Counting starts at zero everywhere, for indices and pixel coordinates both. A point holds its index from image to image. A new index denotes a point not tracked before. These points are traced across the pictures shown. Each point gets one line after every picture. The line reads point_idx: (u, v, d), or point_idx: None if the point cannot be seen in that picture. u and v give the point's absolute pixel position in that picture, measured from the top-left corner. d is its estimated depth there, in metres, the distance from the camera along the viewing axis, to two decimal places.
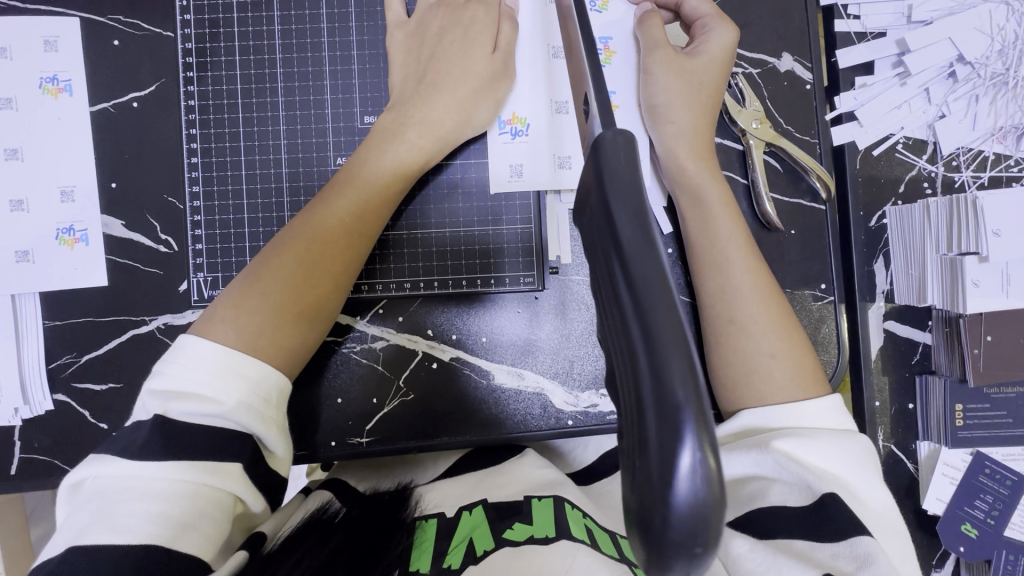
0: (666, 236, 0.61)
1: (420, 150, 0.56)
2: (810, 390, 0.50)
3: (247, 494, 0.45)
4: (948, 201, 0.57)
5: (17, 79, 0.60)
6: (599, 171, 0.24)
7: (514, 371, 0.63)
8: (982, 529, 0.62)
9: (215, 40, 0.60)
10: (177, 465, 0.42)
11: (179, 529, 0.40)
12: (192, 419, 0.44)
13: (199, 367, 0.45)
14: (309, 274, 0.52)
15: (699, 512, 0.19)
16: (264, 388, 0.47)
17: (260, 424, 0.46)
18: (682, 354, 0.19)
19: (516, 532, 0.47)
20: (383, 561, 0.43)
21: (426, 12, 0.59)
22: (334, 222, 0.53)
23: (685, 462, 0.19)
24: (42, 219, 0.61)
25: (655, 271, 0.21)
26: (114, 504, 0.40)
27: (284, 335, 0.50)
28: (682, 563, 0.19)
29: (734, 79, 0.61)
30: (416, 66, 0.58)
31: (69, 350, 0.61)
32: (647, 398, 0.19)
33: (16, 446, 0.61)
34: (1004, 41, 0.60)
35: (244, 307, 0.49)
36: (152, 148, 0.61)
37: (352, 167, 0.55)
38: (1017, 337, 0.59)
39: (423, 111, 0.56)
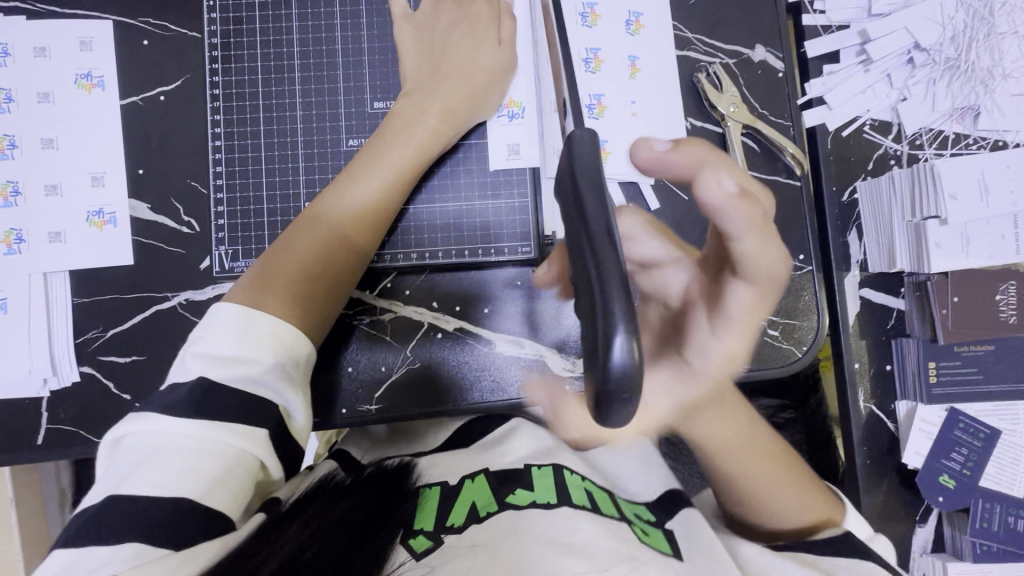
0: (653, 212, 0.67)
1: (434, 130, 0.61)
2: (811, 507, 0.55)
3: (271, 462, 0.49)
4: (909, 171, 0.63)
5: (54, 75, 0.65)
6: (572, 164, 0.32)
7: (515, 340, 0.67)
8: (959, 480, 0.66)
9: (238, 36, 0.65)
10: (208, 427, 0.45)
11: (207, 485, 0.44)
12: (232, 382, 0.48)
13: (235, 330, 0.49)
14: (332, 247, 0.57)
15: (628, 377, 0.28)
16: (294, 351, 0.51)
17: (288, 389, 0.50)
18: (618, 281, 0.28)
19: (519, 496, 0.52)
20: (387, 528, 0.47)
21: (433, 9, 0.65)
22: (358, 202, 0.59)
23: (619, 345, 0.27)
24: (74, 203, 0.65)
25: (607, 232, 0.30)
26: (150, 458, 0.44)
27: (313, 300, 0.56)
28: (621, 404, 0.29)
29: (711, 68, 0.67)
30: (429, 55, 0.64)
31: (95, 326, 0.65)
32: (597, 301, 0.28)
33: (42, 416, 0.64)
34: (955, 30, 0.65)
35: (276, 271, 0.55)
36: (178, 136, 0.66)
37: (373, 148, 0.61)
38: (980, 298, 0.64)
39: (435, 95, 0.62)
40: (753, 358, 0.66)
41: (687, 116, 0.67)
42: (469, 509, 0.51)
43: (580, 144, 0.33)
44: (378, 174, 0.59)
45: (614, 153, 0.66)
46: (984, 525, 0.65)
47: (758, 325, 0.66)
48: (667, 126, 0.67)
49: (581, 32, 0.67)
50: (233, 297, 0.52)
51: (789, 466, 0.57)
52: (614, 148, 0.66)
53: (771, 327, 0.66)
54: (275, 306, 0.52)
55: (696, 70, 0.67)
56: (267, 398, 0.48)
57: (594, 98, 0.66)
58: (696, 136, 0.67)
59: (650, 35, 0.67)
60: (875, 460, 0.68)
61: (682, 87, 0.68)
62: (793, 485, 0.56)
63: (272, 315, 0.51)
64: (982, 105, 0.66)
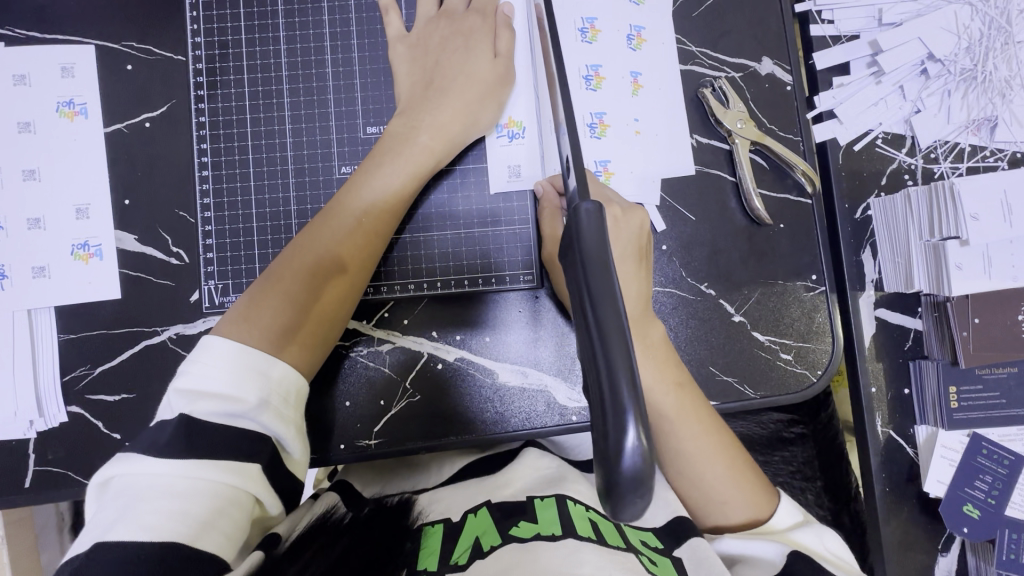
0: (659, 233, 0.64)
1: (424, 148, 0.59)
2: (755, 501, 0.55)
3: (267, 497, 0.47)
4: (927, 190, 0.61)
5: (35, 104, 0.63)
6: (579, 229, 0.30)
7: (518, 369, 0.64)
8: (984, 509, 0.63)
9: (225, 60, 0.63)
10: (198, 464, 0.43)
11: (199, 527, 0.41)
12: (215, 419, 0.45)
13: (224, 368, 0.47)
14: (321, 274, 0.55)
15: (640, 473, 0.25)
16: (284, 389, 0.49)
17: (279, 426, 0.48)
18: (626, 371, 0.26)
19: (523, 529, 0.48)
20: (395, 562, 0.46)
21: (425, 26, 0.63)
22: (348, 226, 0.56)
23: (630, 440, 0.25)
24: (59, 236, 0.63)
25: (613, 308, 0.28)
26: (137, 500, 0.41)
27: (302, 331, 0.53)
28: (631, 506, 0.26)
29: (718, 83, 0.64)
30: (422, 74, 0.62)
31: (83, 363, 0.63)
32: (607, 388, 0.26)
33: (29, 459, 0.62)
34: (970, 39, 0.63)
35: (263, 301, 0.53)
36: (164, 164, 0.64)
37: (364, 170, 0.58)
38: (1002, 319, 0.62)
39: (430, 116, 0.59)
40: (765, 384, 0.63)
41: (693, 134, 0.65)
42: (472, 544, 0.48)
43: (585, 219, 0.30)
44: (368, 194, 0.57)
45: (617, 173, 0.64)
46: (1011, 557, 0.62)
47: (769, 349, 0.64)
48: (672, 144, 0.64)
49: (580, 48, 0.64)
50: (219, 330, 0.50)
51: (738, 458, 0.57)
52: (617, 168, 0.64)
53: (784, 350, 0.64)
54: (263, 337, 0.50)
55: (700, 85, 0.65)
56: (259, 440, 0.46)
57: (595, 116, 0.64)
58: (703, 154, 0.65)
59: (653, 50, 0.65)
60: (894, 487, 0.65)
61: (686, 101, 0.65)
62: (737, 477, 0.56)
63: (260, 347, 0.49)
64: (1000, 117, 0.64)
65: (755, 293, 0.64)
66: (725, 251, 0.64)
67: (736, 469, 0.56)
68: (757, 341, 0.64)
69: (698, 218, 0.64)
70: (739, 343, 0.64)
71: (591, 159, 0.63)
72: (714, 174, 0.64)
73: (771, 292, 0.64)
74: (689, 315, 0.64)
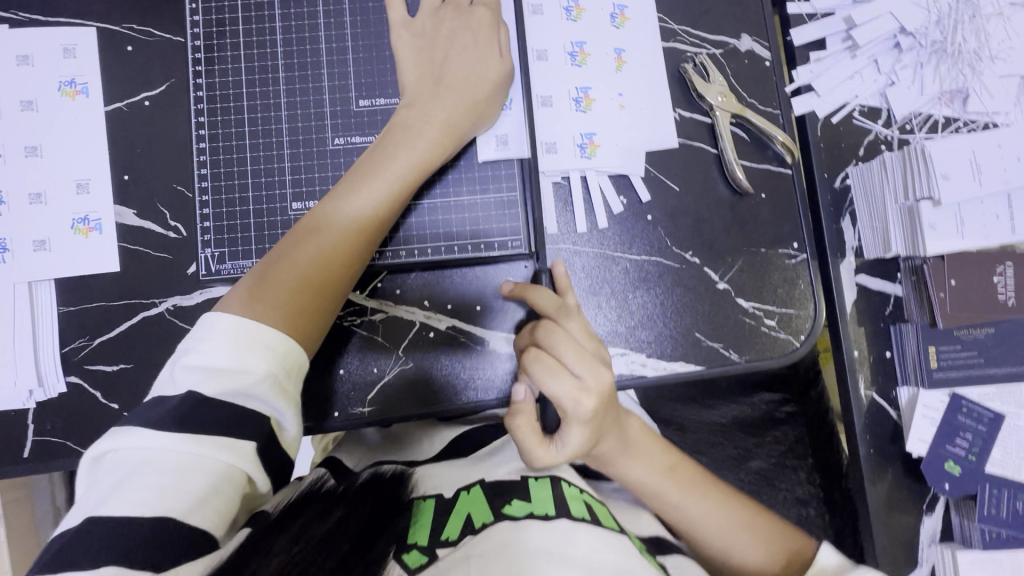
0: (644, 204, 0.66)
1: (432, 142, 0.60)
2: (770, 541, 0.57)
3: (259, 476, 0.47)
4: (900, 154, 0.63)
5: (37, 83, 0.65)
6: None
7: (508, 335, 0.65)
8: (964, 465, 0.65)
9: (222, 38, 0.65)
10: (190, 439, 0.44)
11: (193, 503, 0.42)
12: (221, 394, 0.46)
13: (226, 341, 0.47)
14: (330, 259, 0.56)
15: None
16: (287, 361, 0.49)
17: (279, 399, 0.48)
18: None
19: (516, 507, 0.49)
20: (379, 541, 0.46)
21: (431, 17, 0.63)
22: (359, 212, 0.57)
23: None
24: (59, 210, 0.64)
25: None
26: (130, 475, 0.42)
27: (309, 313, 0.54)
28: None
29: (698, 58, 0.67)
30: (428, 64, 0.62)
31: (82, 334, 0.64)
32: None
33: (29, 429, 0.63)
34: (938, 13, 0.66)
35: (272, 282, 0.53)
36: (163, 141, 0.66)
37: (375, 156, 0.59)
38: (978, 280, 0.64)
39: (438, 106, 0.60)
40: (750, 348, 0.65)
41: (676, 107, 0.67)
42: (465, 523, 0.49)
43: None
44: (381, 181, 0.58)
45: (602, 145, 0.66)
46: (993, 512, 0.64)
47: (753, 314, 0.65)
48: (656, 117, 0.66)
49: (566, 26, 0.67)
50: (228, 306, 0.51)
51: (752, 511, 0.60)
52: (602, 140, 0.66)
53: (767, 316, 0.65)
54: (273, 317, 0.51)
55: (682, 61, 0.67)
56: (260, 411, 0.47)
57: (581, 91, 0.66)
58: (684, 127, 0.67)
59: (635, 28, 0.67)
60: (878, 449, 0.67)
61: (669, 77, 0.67)
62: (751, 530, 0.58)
63: (266, 324, 0.50)
64: (970, 88, 0.66)
65: (740, 260, 0.66)
66: (708, 220, 0.66)
67: (746, 518, 0.59)
68: (742, 307, 0.65)
69: (682, 187, 0.66)
70: (724, 308, 0.65)
71: (577, 131, 0.65)
72: (696, 146, 0.66)
73: (754, 260, 0.66)
74: (676, 283, 0.65)
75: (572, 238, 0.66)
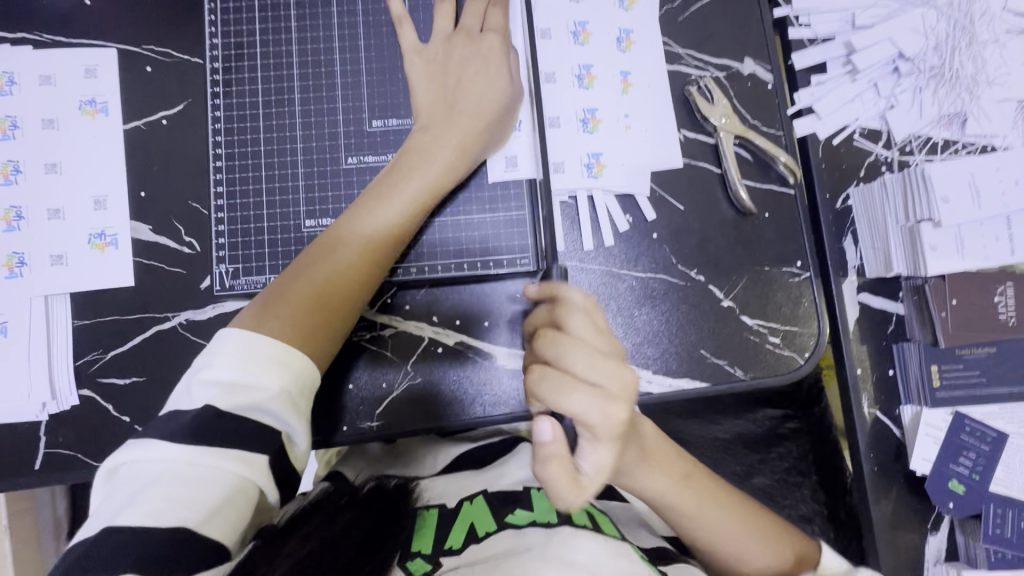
0: (650, 223, 0.67)
1: (446, 164, 0.61)
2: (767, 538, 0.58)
3: (269, 487, 0.47)
4: (899, 177, 0.64)
5: (59, 102, 0.67)
6: None
7: (515, 352, 0.66)
8: (968, 484, 0.65)
9: (240, 60, 0.67)
10: (204, 451, 0.44)
11: (207, 514, 0.43)
12: (234, 408, 0.46)
13: (243, 357, 0.48)
14: (344, 277, 0.57)
15: None
16: (300, 380, 0.50)
17: (292, 416, 0.48)
18: None
19: (518, 516, 0.51)
20: (388, 544, 0.48)
21: (443, 42, 0.65)
22: (373, 231, 0.58)
23: None
24: (77, 225, 0.66)
25: None
26: (147, 485, 0.43)
27: (323, 331, 0.55)
28: None
29: (702, 82, 0.68)
30: (442, 91, 0.64)
31: (96, 347, 0.65)
32: None
33: (40, 442, 0.64)
34: (937, 39, 0.68)
35: (287, 299, 0.54)
36: (179, 158, 0.67)
37: (389, 176, 0.61)
38: (978, 300, 0.65)
39: (452, 129, 0.62)
40: (754, 366, 0.66)
41: (681, 128, 0.68)
42: (467, 533, 0.51)
43: None
44: (394, 202, 0.59)
45: (608, 165, 0.67)
46: (997, 531, 0.65)
47: (758, 332, 0.66)
48: (661, 137, 0.68)
49: (573, 50, 0.69)
50: (244, 324, 0.52)
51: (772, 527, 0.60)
52: (608, 160, 0.67)
53: (771, 334, 0.66)
54: (289, 334, 0.52)
55: (687, 84, 0.69)
56: (272, 427, 0.47)
57: (587, 112, 0.68)
58: (689, 147, 0.68)
59: (641, 51, 0.69)
60: (882, 468, 0.67)
61: (673, 99, 0.69)
62: (756, 536, 0.58)
63: (281, 341, 0.51)
64: (969, 112, 0.68)
65: (744, 278, 0.67)
66: (712, 239, 0.67)
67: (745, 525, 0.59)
68: (746, 325, 0.66)
69: (687, 207, 0.67)
70: (728, 327, 0.66)
71: (583, 151, 0.67)
72: (701, 167, 0.68)
73: (759, 278, 0.67)
74: (681, 301, 0.66)
75: (578, 254, 0.67)
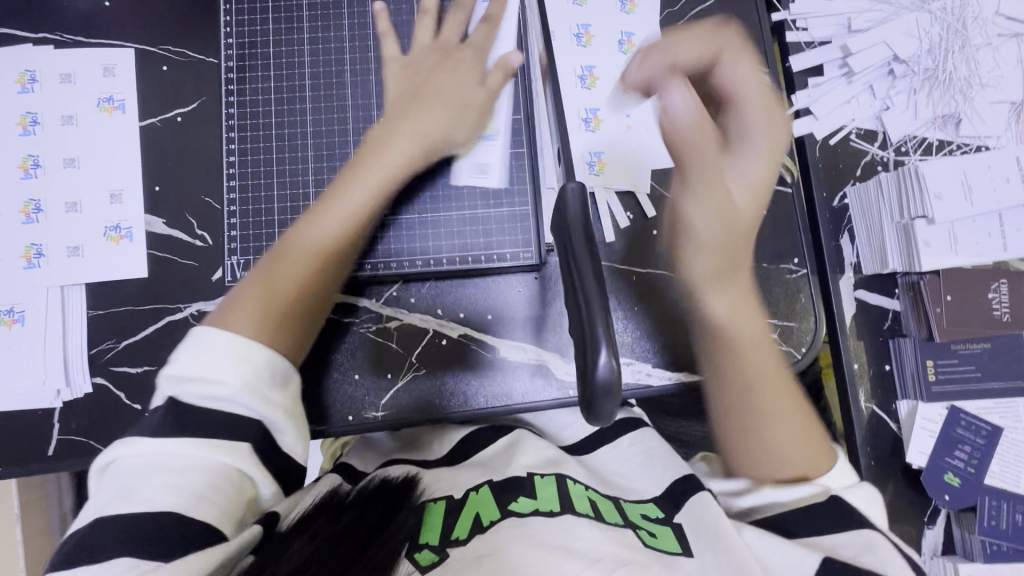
0: (650, 219, 0.69)
1: (407, 153, 0.62)
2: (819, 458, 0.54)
3: (258, 475, 0.48)
4: (894, 174, 0.66)
5: (78, 99, 0.69)
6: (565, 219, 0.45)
7: (517, 345, 0.68)
8: (964, 477, 0.66)
9: (253, 59, 0.69)
10: (189, 442, 0.46)
11: (194, 499, 0.44)
12: (209, 402, 0.47)
13: (210, 354, 0.49)
14: (310, 268, 0.57)
15: (610, 378, 0.39)
16: (269, 371, 0.51)
17: (266, 406, 0.49)
18: (602, 311, 0.40)
19: (521, 505, 0.50)
20: (387, 542, 0.44)
21: (421, 51, 0.68)
22: (335, 223, 0.59)
23: (604, 358, 0.39)
24: (93, 218, 0.68)
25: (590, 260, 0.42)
26: (135, 477, 0.44)
27: (289, 323, 0.56)
28: (607, 403, 0.40)
29: None
30: (409, 90, 0.66)
31: (109, 337, 0.67)
32: (586, 332, 0.41)
33: (54, 428, 0.65)
34: (931, 42, 0.70)
35: (254, 297, 0.55)
36: (193, 155, 0.69)
37: (349, 169, 0.61)
38: (971, 296, 0.66)
39: (412, 121, 0.63)
40: None
41: None
42: (472, 521, 0.49)
43: (571, 195, 0.45)
44: (355, 194, 0.60)
45: (610, 163, 0.69)
46: (993, 523, 0.66)
47: None
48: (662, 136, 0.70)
49: (576, 51, 0.70)
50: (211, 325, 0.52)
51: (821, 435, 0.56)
52: (610, 159, 0.69)
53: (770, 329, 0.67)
54: (257, 330, 0.52)
55: None
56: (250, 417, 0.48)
57: (590, 112, 0.70)
58: None
59: None
60: (879, 461, 0.68)
61: None
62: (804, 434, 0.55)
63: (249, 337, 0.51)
64: (963, 113, 0.69)
65: None
66: None
67: (801, 431, 0.55)
68: None
69: None
70: None
71: (585, 149, 0.68)
72: None
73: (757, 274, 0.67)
74: None
75: None
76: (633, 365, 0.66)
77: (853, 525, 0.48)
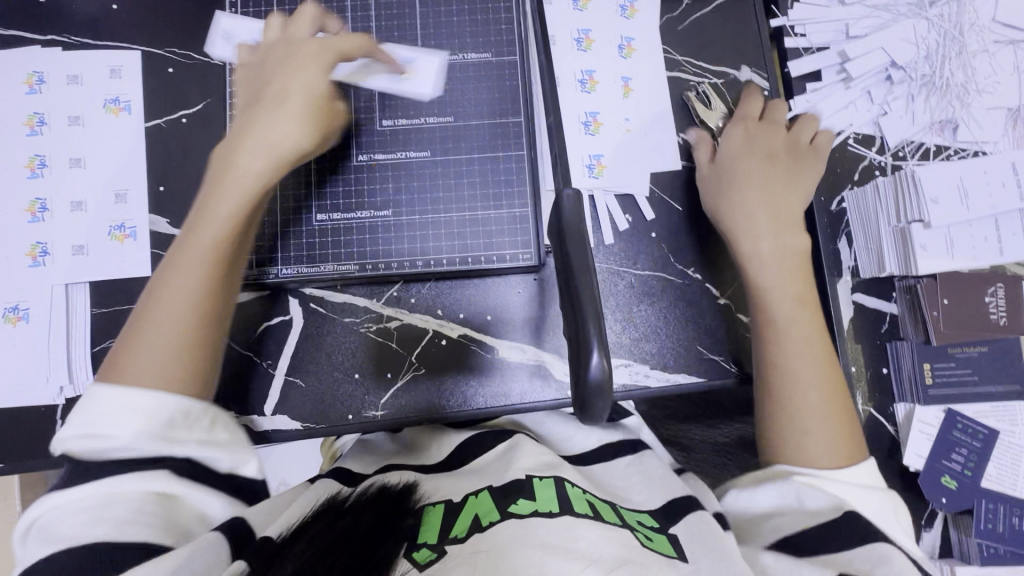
0: (649, 222, 0.69)
1: (260, 158, 0.56)
2: (842, 457, 0.54)
3: (182, 492, 0.46)
4: (891, 179, 0.67)
5: (85, 100, 0.70)
6: (560, 220, 0.45)
7: (517, 345, 0.69)
8: (961, 479, 0.67)
9: None
10: (99, 479, 0.44)
11: (118, 524, 0.42)
12: (110, 450, 0.45)
13: (93, 407, 0.47)
14: (194, 299, 0.51)
15: (601, 378, 0.40)
16: (163, 410, 0.47)
17: (165, 437, 0.47)
18: (593, 312, 0.41)
19: (520, 506, 0.47)
20: (385, 545, 0.42)
21: (264, 51, 0.62)
22: (205, 245, 0.53)
23: (595, 360, 0.40)
24: (98, 218, 0.69)
25: (583, 260, 0.43)
26: (53, 529, 0.42)
27: (187, 359, 0.50)
28: (599, 402, 0.41)
29: (701, 86, 0.71)
30: (252, 97, 0.60)
31: (113, 334, 0.68)
32: (580, 332, 0.41)
33: (56, 424, 0.66)
34: (928, 49, 0.71)
35: (136, 344, 0.49)
36: (198, 155, 0.70)
37: (207, 191, 0.55)
38: (968, 300, 0.67)
39: (259, 128, 0.57)
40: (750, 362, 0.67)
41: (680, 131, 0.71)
42: (471, 522, 0.46)
43: (566, 201, 0.45)
44: (218, 214, 0.54)
45: (610, 166, 0.70)
46: (990, 526, 0.66)
47: None
48: (661, 139, 0.70)
49: (577, 55, 0.71)
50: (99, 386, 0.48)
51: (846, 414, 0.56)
52: (609, 161, 0.70)
53: None
54: (149, 380, 0.48)
55: (686, 89, 0.72)
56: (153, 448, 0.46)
57: (590, 115, 0.70)
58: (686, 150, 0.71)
59: (641, 58, 0.72)
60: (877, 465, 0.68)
61: (673, 104, 0.72)
62: (830, 413, 0.56)
63: (140, 389, 0.47)
64: (959, 119, 0.70)
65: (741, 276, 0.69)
66: (708, 238, 0.69)
67: (827, 409, 0.56)
68: (742, 321, 0.68)
69: (685, 207, 0.70)
70: (724, 323, 0.68)
71: (585, 152, 0.69)
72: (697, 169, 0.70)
73: None
74: (679, 297, 0.68)
75: None
76: (632, 366, 0.67)
77: (868, 535, 0.48)
